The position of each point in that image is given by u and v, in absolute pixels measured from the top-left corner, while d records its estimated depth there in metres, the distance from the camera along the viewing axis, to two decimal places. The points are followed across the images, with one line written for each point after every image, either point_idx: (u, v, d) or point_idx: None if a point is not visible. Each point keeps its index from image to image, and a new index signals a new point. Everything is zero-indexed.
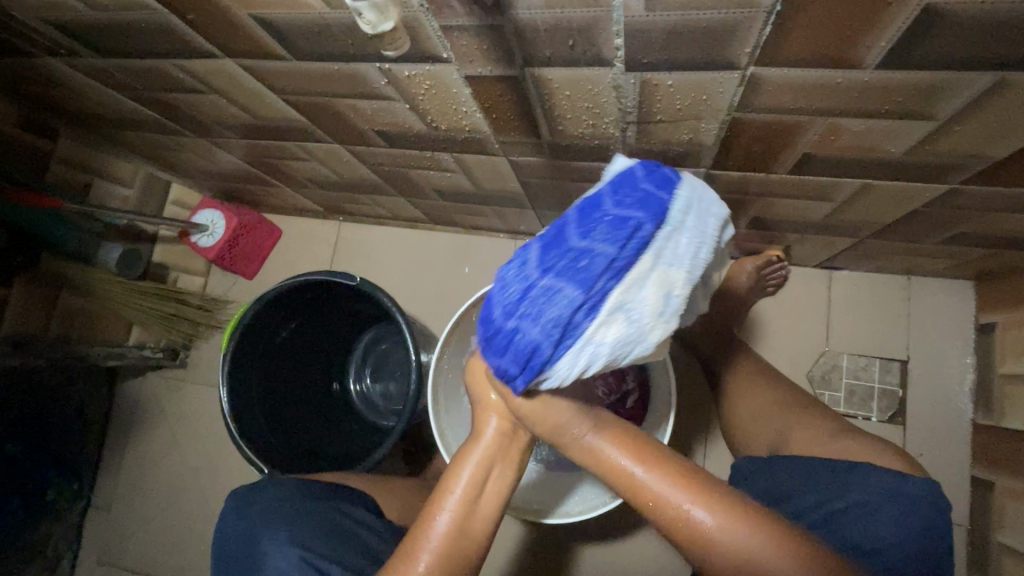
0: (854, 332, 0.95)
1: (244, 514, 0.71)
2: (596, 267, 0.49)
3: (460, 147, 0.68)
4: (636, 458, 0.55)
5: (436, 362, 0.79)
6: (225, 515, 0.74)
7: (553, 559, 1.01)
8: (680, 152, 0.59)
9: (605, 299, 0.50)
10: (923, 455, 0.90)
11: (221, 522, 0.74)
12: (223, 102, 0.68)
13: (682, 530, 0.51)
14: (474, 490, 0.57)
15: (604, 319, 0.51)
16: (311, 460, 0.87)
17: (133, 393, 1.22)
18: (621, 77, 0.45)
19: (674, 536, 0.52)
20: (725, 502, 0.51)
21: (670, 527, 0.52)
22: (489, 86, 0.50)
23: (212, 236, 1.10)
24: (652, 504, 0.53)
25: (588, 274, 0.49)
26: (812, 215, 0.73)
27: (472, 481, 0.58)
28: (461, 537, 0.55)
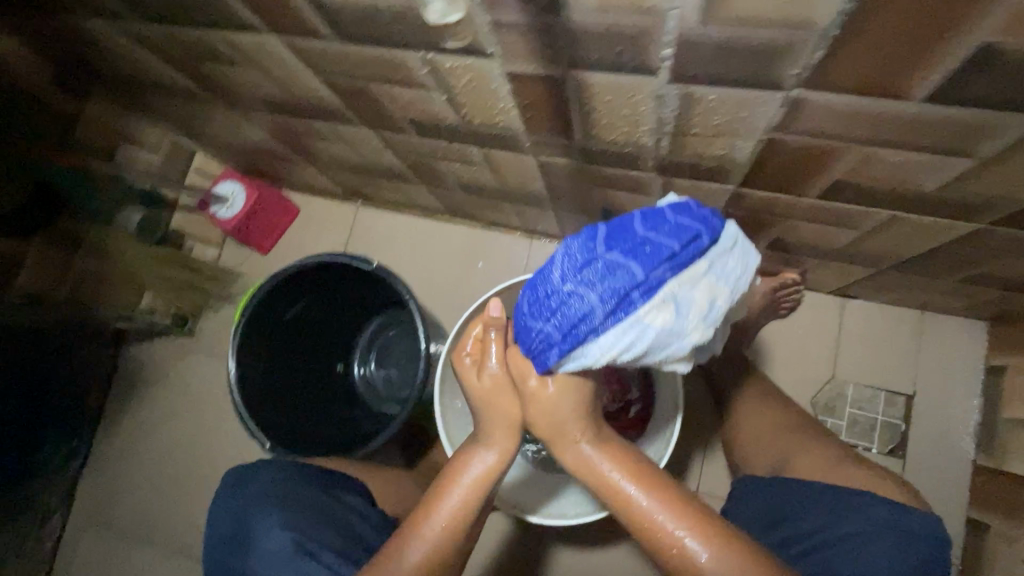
0: (862, 362, 0.95)
1: (238, 496, 0.71)
2: (655, 256, 0.49)
3: (490, 143, 0.68)
4: (635, 481, 0.56)
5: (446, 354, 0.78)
6: (217, 500, 0.73)
7: (542, 561, 1.01)
8: (710, 167, 0.59)
9: (661, 287, 0.49)
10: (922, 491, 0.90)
11: (212, 509, 0.73)
12: (258, 77, 0.69)
13: (671, 554, 0.53)
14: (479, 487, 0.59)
15: (658, 304, 0.49)
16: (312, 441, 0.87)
17: (138, 357, 1.22)
18: (664, 88, 0.45)
19: (662, 561, 0.54)
20: (717, 537, 0.52)
21: (659, 551, 0.53)
22: (529, 85, 0.51)
23: (231, 208, 1.10)
24: (645, 528, 0.54)
25: (651, 259, 0.49)
26: (833, 242, 0.73)
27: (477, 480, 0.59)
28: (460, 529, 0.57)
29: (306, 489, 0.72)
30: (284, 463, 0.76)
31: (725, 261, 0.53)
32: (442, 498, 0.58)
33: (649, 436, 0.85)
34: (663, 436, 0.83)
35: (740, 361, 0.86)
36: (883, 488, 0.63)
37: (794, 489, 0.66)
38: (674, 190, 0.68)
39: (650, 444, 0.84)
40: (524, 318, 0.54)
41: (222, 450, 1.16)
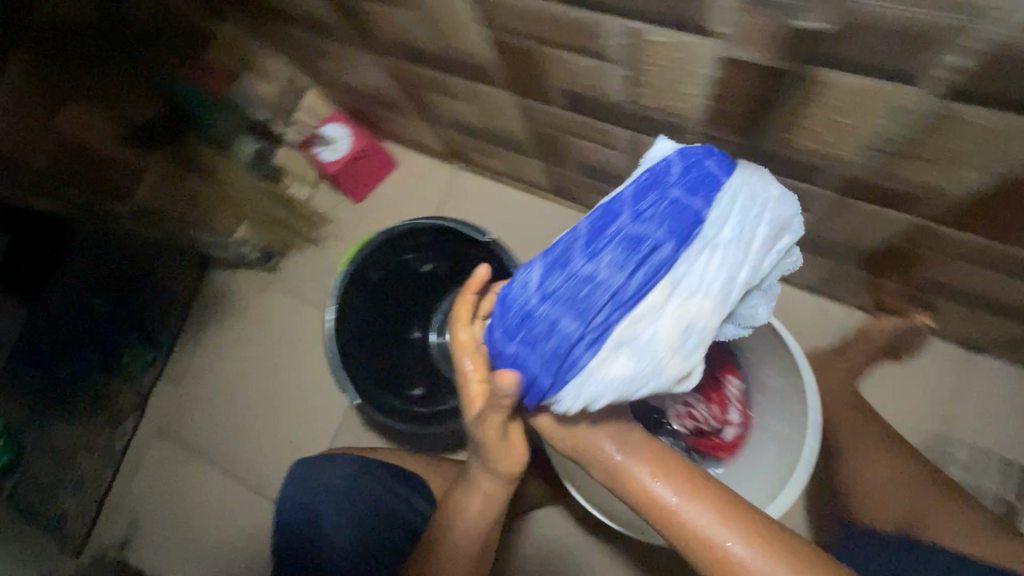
0: (978, 423, 0.88)
1: (309, 486, 0.78)
2: (599, 297, 0.46)
3: (647, 129, 0.63)
4: (694, 501, 0.52)
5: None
6: (288, 480, 0.80)
7: (591, 559, 0.99)
8: (906, 193, 0.53)
9: (609, 334, 0.47)
10: None
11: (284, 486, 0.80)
12: (414, 23, 0.65)
13: (713, 562, 0.50)
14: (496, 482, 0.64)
15: (608, 354, 0.47)
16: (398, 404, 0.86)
17: (221, 284, 1.25)
18: (920, 101, 0.40)
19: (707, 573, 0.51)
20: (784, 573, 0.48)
21: (698, 559, 0.51)
22: (743, 74, 0.45)
23: (337, 150, 1.10)
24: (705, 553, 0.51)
25: (590, 306, 0.46)
26: (1000, 293, 0.66)
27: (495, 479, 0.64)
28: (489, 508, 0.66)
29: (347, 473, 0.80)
30: (350, 459, 0.81)
31: (706, 261, 0.47)
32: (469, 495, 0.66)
33: (744, 470, 0.79)
34: (769, 477, 0.74)
35: None
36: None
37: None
38: (843, 209, 0.62)
39: (749, 479, 0.77)
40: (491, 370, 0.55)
41: (291, 387, 1.18)
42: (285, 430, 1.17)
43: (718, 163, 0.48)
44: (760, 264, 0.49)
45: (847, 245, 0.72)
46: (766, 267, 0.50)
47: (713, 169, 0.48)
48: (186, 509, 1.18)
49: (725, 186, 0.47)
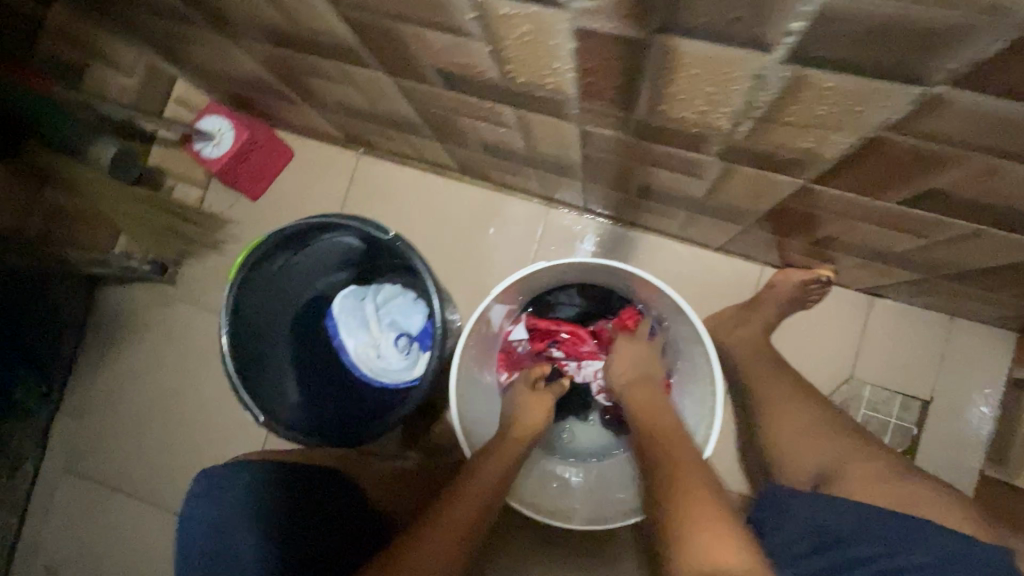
0: (884, 365, 0.91)
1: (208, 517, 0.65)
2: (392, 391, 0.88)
3: (531, 105, 0.59)
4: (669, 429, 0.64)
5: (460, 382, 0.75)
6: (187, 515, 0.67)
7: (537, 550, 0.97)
8: (788, 158, 0.51)
9: (404, 378, 0.87)
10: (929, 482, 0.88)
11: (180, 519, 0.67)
12: (263, 4, 0.58)
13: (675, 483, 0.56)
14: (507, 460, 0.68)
15: (410, 372, 0.87)
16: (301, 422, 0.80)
17: (114, 303, 1.12)
18: (773, 68, 0.37)
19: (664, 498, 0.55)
20: (708, 496, 0.53)
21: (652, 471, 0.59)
22: (604, 45, 0.42)
23: (218, 146, 1.00)
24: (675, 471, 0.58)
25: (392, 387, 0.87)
26: (889, 247, 0.67)
27: (507, 455, 0.69)
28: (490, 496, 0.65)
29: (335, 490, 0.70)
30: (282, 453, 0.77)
31: (383, 357, 0.89)
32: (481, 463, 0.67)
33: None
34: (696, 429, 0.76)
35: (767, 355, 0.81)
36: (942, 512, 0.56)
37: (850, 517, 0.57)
38: (732, 175, 0.60)
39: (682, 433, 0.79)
40: (356, 360, 0.88)
41: (209, 403, 1.09)
42: (207, 452, 1.08)
43: (341, 332, 0.88)
44: (376, 342, 0.89)
45: (744, 211, 0.71)
46: (381, 323, 0.89)
47: (344, 341, 0.88)
48: (109, 548, 1.09)
49: (354, 349, 0.88)
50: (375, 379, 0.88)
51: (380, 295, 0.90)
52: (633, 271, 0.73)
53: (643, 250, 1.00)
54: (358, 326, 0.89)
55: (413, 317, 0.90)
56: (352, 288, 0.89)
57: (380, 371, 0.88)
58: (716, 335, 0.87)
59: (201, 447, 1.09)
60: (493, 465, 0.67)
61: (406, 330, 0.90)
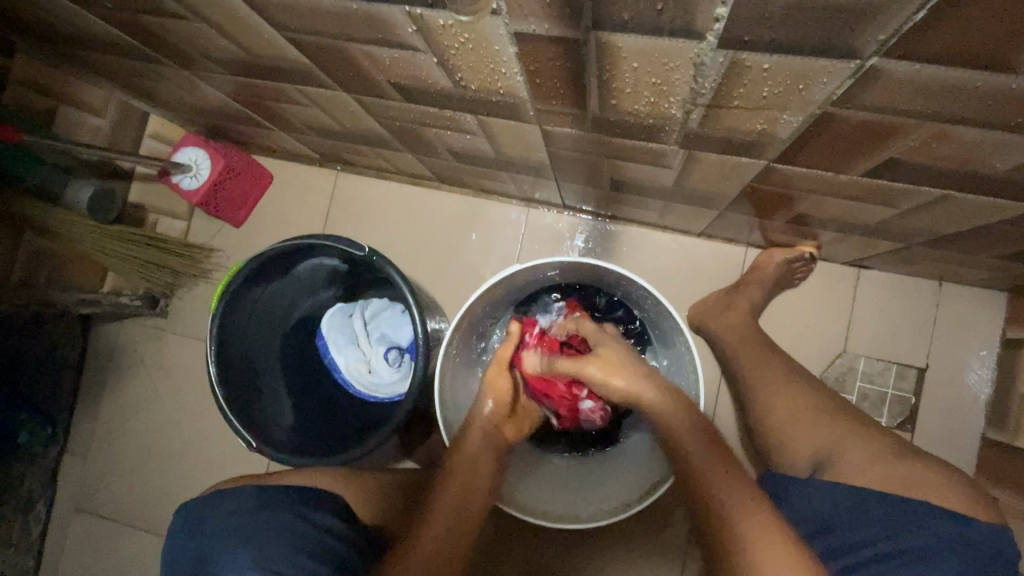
0: (876, 336, 0.91)
1: (198, 529, 0.62)
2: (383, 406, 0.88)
3: (489, 111, 0.59)
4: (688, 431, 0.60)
5: (444, 399, 0.75)
6: (177, 534, 0.64)
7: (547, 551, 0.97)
8: (745, 141, 0.51)
9: (395, 392, 0.87)
10: (931, 448, 0.88)
11: (170, 542, 0.64)
12: (215, 35, 0.58)
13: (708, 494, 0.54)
14: (473, 456, 0.69)
15: (400, 386, 0.87)
16: (294, 444, 0.81)
17: (110, 340, 1.13)
18: (708, 55, 0.37)
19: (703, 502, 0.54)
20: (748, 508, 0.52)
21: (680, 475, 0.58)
22: (543, 47, 0.42)
23: (196, 177, 1.01)
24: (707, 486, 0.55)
25: (383, 402, 0.87)
26: (864, 219, 0.67)
27: (473, 451, 0.69)
28: (461, 494, 0.66)
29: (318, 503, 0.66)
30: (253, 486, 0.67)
31: (374, 372, 0.88)
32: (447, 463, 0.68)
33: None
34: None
35: (755, 337, 0.80)
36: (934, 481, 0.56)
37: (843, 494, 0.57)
38: (696, 161, 0.60)
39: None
40: (346, 377, 0.88)
41: (210, 433, 1.10)
42: (214, 480, 1.09)
43: (331, 350, 0.88)
44: (366, 358, 0.88)
45: (716, 195, 0.71)
46: (370, 340, 0.89)
47: (334, 359, 0.88)
48: None
49: (344, 367, 0.88)
50: (367, 396, 0.87)
51: (368, 311, 0.90)
52: (608, 267, 0.74)
53: (626, 243, 1.00)
54: (347, 343, 0.88)
55: (403, 331, 0.89)
56: (340, 306, 0.90)
57: (374, 386, 0.87)
58: (703, 321, 0.86)
59: (207, 476, 1.09)
60: (461, 464, 0.67)
61: (396, 343, 0.89)
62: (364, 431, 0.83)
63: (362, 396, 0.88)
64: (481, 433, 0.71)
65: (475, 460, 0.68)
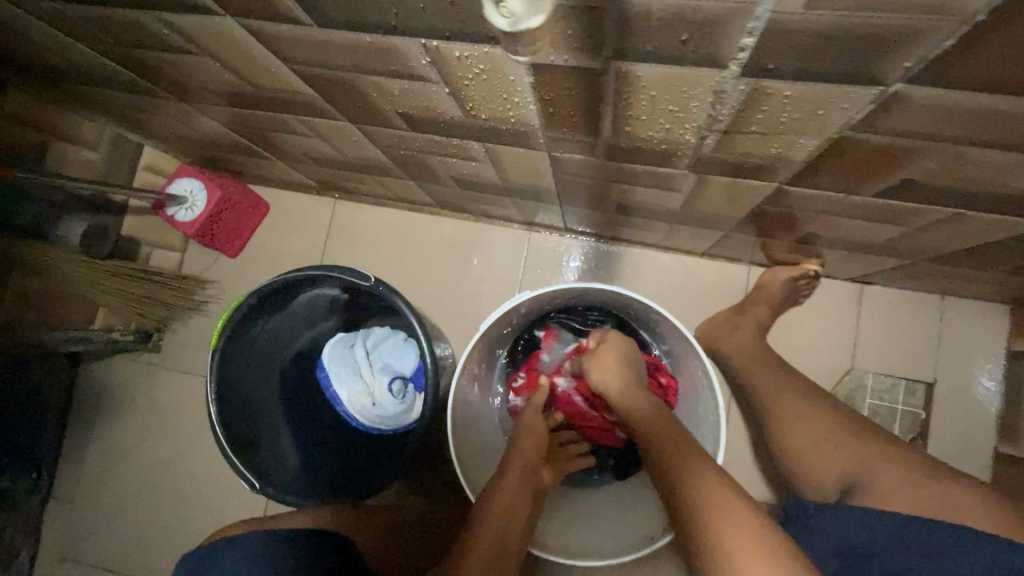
0: (883, 351, 0.91)
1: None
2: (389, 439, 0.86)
3: (498, 139, 0.59)
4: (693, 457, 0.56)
5: (456, 433, 0.73)
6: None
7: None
8: (758, 164, 0.51)
9: (400, 425, 0.84)
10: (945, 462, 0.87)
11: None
12: (216, 68, 0.57)
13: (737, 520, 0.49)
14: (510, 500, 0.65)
15: (405, 419, 0.85)
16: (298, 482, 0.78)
17: (100, 378, 1.09)
18: (729, 82, 0.37)
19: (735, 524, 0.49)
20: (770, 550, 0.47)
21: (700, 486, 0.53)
22: (559, 77, 0.42)
23: (192, 209, 0.99)
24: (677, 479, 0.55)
25: (388, 435, 0.85)
26: (872, 237, 0.67)
27: (511, 488, 0.66)
28: (498, 541, 0.62)
29: (327, 546, 0.64)
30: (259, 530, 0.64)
31: (378, 405, 0.85)
32: (481, 506, 0.65)
33: None
34: (701, 442, 0.75)
35: (766, 356, 0.80)
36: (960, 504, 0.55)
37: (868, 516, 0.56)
38: (707, 185, 0.60)
39: None
40: (350, 411, 0.86)
41: (205, 471, 1.05)
42: (210, 520, 1.04)
43: (334, 383, 0.86)
44: (369, 392, 0.85)
45: (723, 217, 0.71)
46: (374, 372, 0.86)
47: (337, 393, 0.86)
48: None
49: (347, 400, 0.85)
50: (371, 429, 0.85)
51: (370, 340, 0.88)
52: (619, 292, 0.73)
53: (629, 265, 1.00)
54: (349, 376, 0.86)
55: (407, 362, 0.87)
56: (341, 335, 0.88)
57: (380, 419, 0.85)
58: (712, 341, 0.86)
59: (203, 516, 1.05)
60: (498, 509, 0.64)
61: (400, 373, 0.86)
62: (370, 468, 0.80)
63: (368, 430, 0.86)
64: (517, 476, 0.68)
65: (514, 501, 0.65)
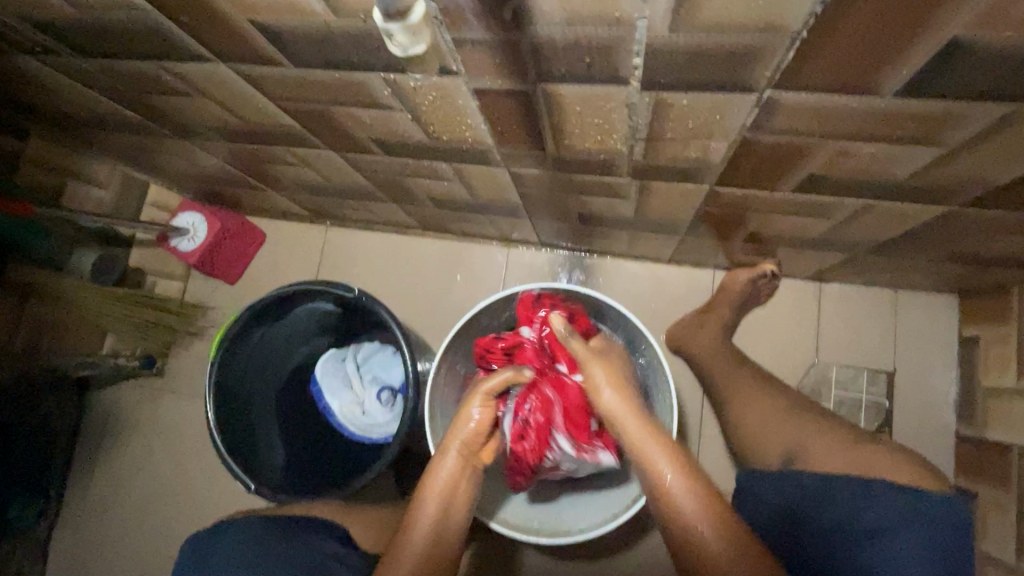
0: (844, 344, 0.96)
1: (200, 558, 0.63)
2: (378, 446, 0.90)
3: (461, 158, 0.66)
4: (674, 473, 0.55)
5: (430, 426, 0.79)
6: (179, 561, 0.65)
7: None
8: (686, 168, 0.58)
9: (387, 432, 0.88)
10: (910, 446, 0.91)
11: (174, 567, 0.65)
12: (212, 107, 0.66)
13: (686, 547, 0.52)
14: (458, 466, 0.65)
15: (390, 426, 0.89)
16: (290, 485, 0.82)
17: (105, 404, 1.15)
18: (635, 96, 0.44)
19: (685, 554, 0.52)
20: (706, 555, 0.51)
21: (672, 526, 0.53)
22: (498, 100, 0.49)
23: (194, 239, 1.08)
24: (659, 490, 0.55)
25: (376, 443, 0.88)
26: (809, 232, 0.73)
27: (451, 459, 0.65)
28: (443, 511, 0.62)
29: (317, 528, 0.68)
30: (253, 521, 0.69)
31: (368, 415, 0.90)
32: (427, 486, 0.63)
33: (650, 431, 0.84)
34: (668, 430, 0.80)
35: (728, 351, 0.85)
36: (896, 467, 0.59)
37: (815, 484, 0.60)
38: (650, 191, 0.67)
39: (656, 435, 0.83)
40: (340, 421, 0.90)
41: (205, 489, 1.09)
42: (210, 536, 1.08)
43: (325, 396, 0.90)
44: (359, 402, 0.90)
45: (676, 221, 0.78)
46: (365, 384, 0.91)
47: (328, 405, 0.90)
48: None
49: (338, 410, 0.90)
50: (360, 438, 0.89)
51: (360, 354, 0.93)
52: (585, 293, 0.79)
53: (603, 274, 1.06)
54: (340, 387, 0.91)
55: (393, 374, 0.92)
56: (333, 350, 0.93)
57: (368, 427, 0.89)
58: (680, 340, 0.91)
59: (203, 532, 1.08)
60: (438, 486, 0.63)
61: (388, 384, 0.92)
62: (358, 471, 0.84)
63: (358, 439, 0.89)
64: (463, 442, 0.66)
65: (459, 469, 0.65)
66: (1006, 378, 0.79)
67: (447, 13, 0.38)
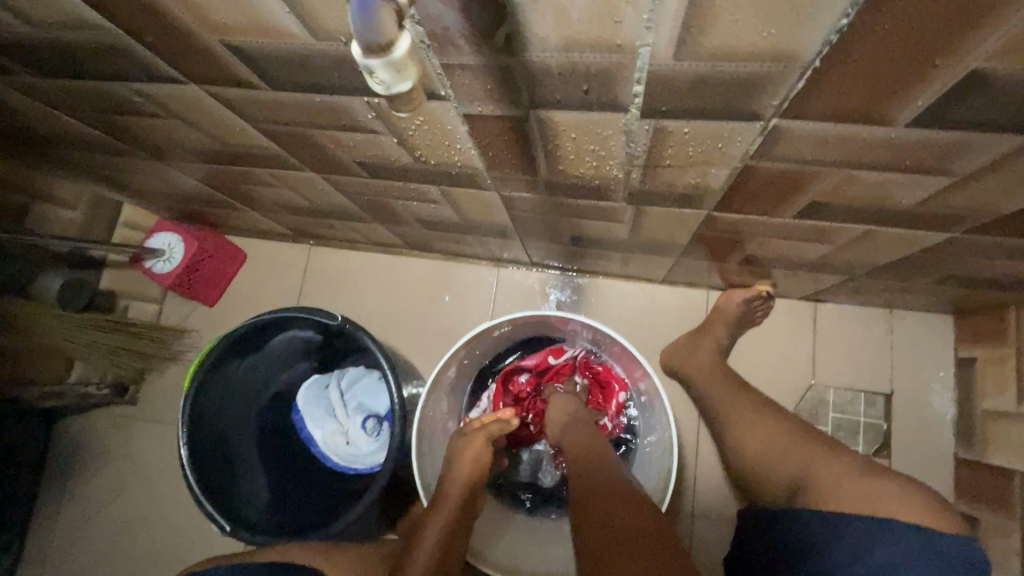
0: (841, 366, 0.94)
1: None
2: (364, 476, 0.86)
3: (449, 182, 0.64)
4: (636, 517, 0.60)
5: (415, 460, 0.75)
6: None
7: None
8: (684, 194, 0.56)
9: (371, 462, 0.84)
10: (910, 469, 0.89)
11: None
12: (185, 128, 0.62)
13: None
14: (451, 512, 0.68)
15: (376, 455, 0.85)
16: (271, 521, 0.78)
17: (74, 434, 1.09)
18: (634, 123, 0.42)
19: None
20: None
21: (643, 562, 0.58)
22: (489, 125, 0.46)
23: (169, 261, 1.03)
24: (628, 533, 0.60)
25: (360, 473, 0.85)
26: (806, 255, 0.71)
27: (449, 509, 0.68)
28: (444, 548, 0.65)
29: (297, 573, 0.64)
30: (228, 569, 0.64)
31: (352, 444, 0.87)
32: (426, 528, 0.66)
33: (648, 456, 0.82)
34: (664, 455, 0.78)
35: (725, 375, 0.83)
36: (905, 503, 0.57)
37: (821, 521, 0.58)
38: (645, 215, 0.65)
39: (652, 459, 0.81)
40: (324, 451, 0.87)
41: (181, 523, 1.04)
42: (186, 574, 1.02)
43: (308, 425, 0.87)
44: (342, 432, 0.87)
45: (671, 243, 0.76)
46: (348, 412, 0.88)
47: (310, 434, 0.87)
48: None
49: (321, 439, 0.87)
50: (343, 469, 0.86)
51: (345, 380, 0.89)
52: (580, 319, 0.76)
53: (595, 295, 1.04)
54: (323, 416, 0.87)
55: (378, 400, 0.88)
56: (316, 376, 0.89)
57: (353, 457, 0.86)
58: (675, 363, 0.89)
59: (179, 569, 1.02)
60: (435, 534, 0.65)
61: (373, 411, 0.88)
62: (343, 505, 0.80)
63: (343, 469, 0.86)
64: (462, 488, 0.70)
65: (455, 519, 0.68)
66: (1006, 401, 0.78)
67: (434, 36, 0.35)
